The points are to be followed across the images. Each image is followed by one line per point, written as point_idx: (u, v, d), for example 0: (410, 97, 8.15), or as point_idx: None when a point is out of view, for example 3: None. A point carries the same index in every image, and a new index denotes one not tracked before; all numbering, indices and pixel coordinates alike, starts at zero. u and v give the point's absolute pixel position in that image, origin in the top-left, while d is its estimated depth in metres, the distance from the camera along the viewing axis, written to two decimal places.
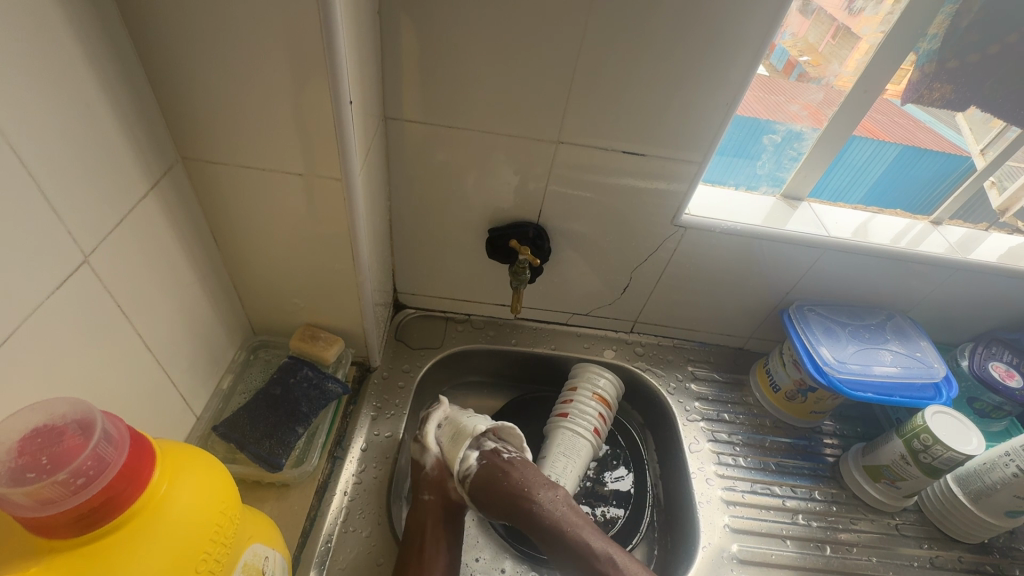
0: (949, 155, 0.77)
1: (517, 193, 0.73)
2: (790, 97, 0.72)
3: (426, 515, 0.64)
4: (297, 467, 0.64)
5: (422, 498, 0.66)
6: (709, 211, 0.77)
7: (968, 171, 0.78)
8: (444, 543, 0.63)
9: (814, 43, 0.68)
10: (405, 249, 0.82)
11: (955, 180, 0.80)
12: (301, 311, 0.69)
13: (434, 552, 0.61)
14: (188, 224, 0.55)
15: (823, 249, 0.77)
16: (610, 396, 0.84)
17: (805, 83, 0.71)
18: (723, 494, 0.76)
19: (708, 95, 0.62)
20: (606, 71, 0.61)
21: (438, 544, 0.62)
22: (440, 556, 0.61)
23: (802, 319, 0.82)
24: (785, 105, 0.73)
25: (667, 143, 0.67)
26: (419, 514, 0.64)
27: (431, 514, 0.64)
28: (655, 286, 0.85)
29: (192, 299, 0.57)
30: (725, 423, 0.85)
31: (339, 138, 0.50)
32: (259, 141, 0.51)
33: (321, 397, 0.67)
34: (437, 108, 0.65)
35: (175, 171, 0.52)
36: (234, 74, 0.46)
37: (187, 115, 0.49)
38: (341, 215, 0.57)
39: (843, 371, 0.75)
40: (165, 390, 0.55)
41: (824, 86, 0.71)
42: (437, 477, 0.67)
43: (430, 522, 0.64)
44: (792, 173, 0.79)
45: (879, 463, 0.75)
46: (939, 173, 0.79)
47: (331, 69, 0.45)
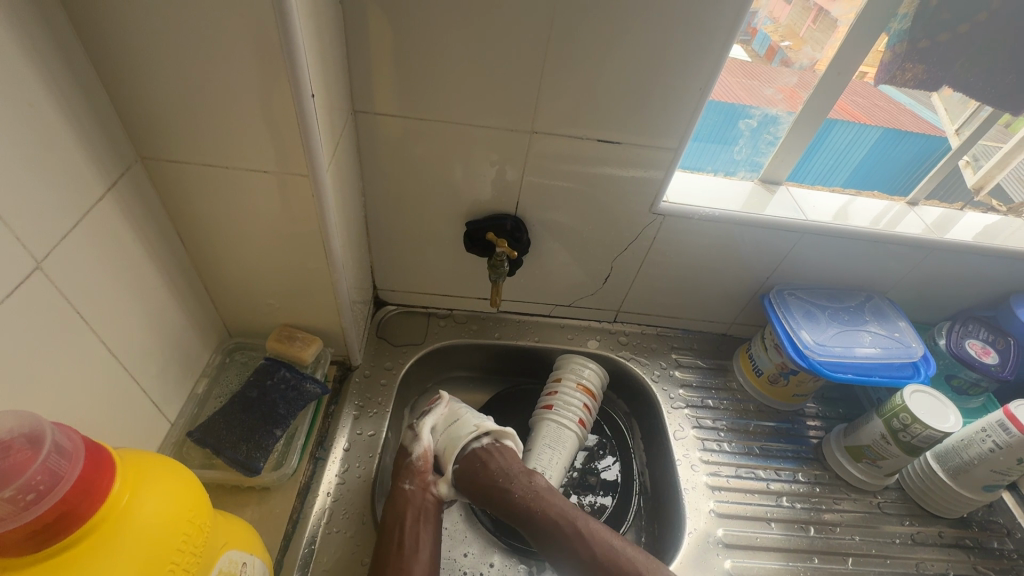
0: (927, 137, 0.78)
1: (493, 185, 0.72)
2: (771, 82, 0.73)
3: (404, 508, 0.63)
4: (277, 470, 0.63)
5: (402, 489, 0.65)
6: (688, 198, 0.76)
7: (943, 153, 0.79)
8: (424, 533, 0.62)
9: (795, 27, 0.69)
10: (383, 246, 0.81)
11: (933, 163, 0.81)
12: (276, 312, 0.68)
13: (413, 545, 0.60)
14: (152, 226, 0.53)
15: (802, 233, 0.77)
16: (595, 386, 0.84)
17: (788, 67, 0.72)
18: (708, 480, 0.76)
19: (681, 80, 0.62)
20: (578, 58, 0.60)
21: (419, 537, 0.61)
22: (422, 548, 0.60)
23: (783, 304, 0.82)
24: (768, 90, 0.73)
25: (642, 130, 0.66)
26: (397, 507, 0.64)
27: (412, 507, 0.64)
28: (636, 275, 0.85)
29: (160, 303, 0.56)
30: (710, 409, 0.85)
31: (304, 134, 0.48)
32: (221, 138, 0.49)
33: (299, 398, 0.65)
34: (408, 100, 0.64)
35: (135, 171, 0.50)
36: (188, 68, 0.44)
37: (143, 112, 0.47)
38: (311, 213, 0.55)
39: (823, 354, 0.76)
40: (135, 397, 0.53)
41: (806, 70, 0.71)
42: (421, 470, 0.68)
43: (410, 515, 0.63)
44: (769, 158, 0.79)
45: (860, 444, 0.76)
46: (917, 156, 0.80)
47: (290, 60, 0.43)
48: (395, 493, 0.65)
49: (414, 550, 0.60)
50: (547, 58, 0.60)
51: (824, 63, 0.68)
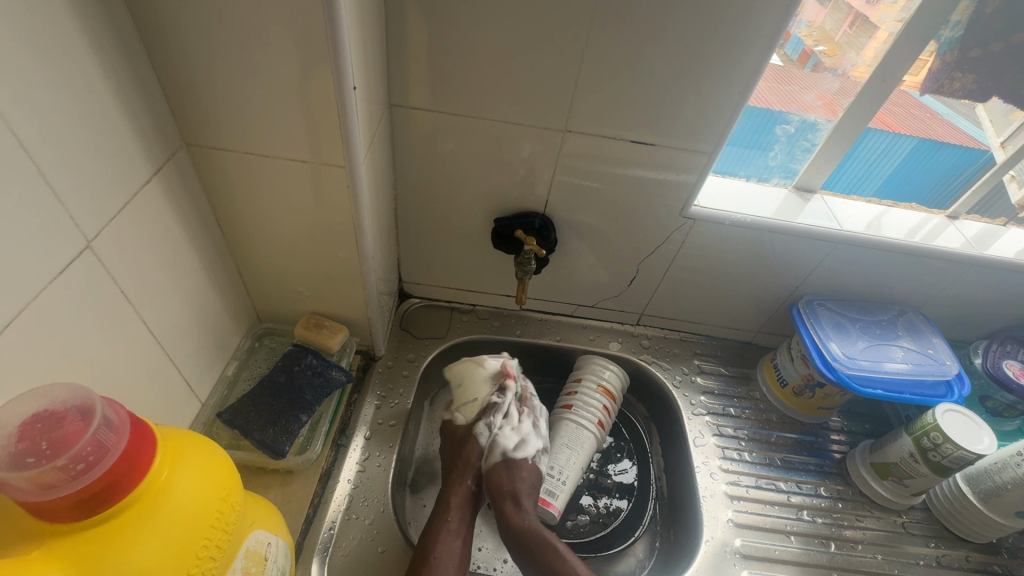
0: (968, 148, 0.74)
1: (523, 183, 0.73)
2: (801, 87, 0.71)
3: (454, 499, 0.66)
4: (301, 454, 0.64)
5: (461, 484, 0.68)
6: (719, 203, 0.76)
7: (984, 164, 0.76)
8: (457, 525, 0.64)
9: (831, 31, 0.66)
10: (411, 239, 0.82)
11: (972, 174, 0.77)
12: (306, 300, 0.69)
13: (455, 530, 0.64)
14: (192, 210, 0.54)
15: (835, 243, 0.76)
16: (615, 389, 0.84)
17: (820, 73, 0.69)
18: (727, 489, 0.76)
19: (721, 83, 0.61)
20: (616, 58, 0.59)
21: (460, 527, 0.64)
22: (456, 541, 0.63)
23: (812, 314, 0.81)
24: (798, 96, 0.71)
25: (677, 132, 0.65)
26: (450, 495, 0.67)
27: (459, 503, 0.66)
28: (662, 278, 0.84)
29: (195, 286, 0.57)
30: (731, 418, 0.84)
31: (342, 125, 0.49)
32: (262, 126, 0.50)
33: (326, 385, 0.65)
34: (443, 95, 0.64)
35: (179, 156, 0.52)
36: (235, 57, 0.45)
37: (191, 100, 0.48)
38: (345, 204, 0.56)
39: (853, 368, 0.74)
40: (170, 377, 0.55)
41: (841, 76, 0.69)
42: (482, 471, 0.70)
43: (459, 506, 0.66)
44: (805, 166, 0.77)
45: (887, 461, 0.74)
46: (956, 167, 0.77)
47: (334, 52, 0.44)
48: (454, 484, 0.68)
49: (455, 536, 0.63)
50: (585, 58, 0.59)
51: (865, 73, 0.67)
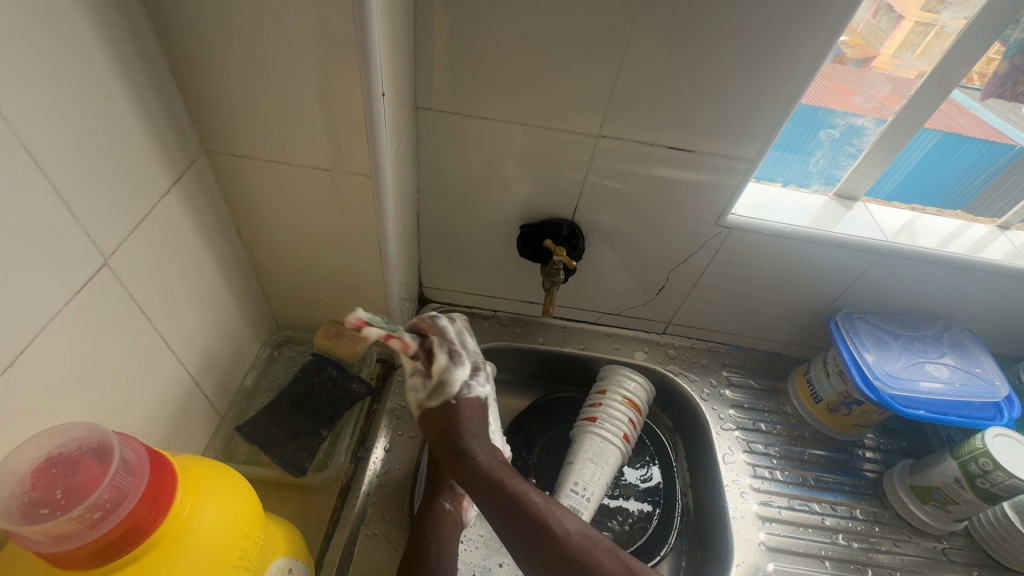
0: (993, 144, 0.69)
1: (552, 188, 0.70)
2: (823, 76, 0.66)
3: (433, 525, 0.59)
4: (320, 471, 0.62)
5: (439, 505, 0.60)
6: (756, 210, 0.72)
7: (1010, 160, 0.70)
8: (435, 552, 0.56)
9: (856, 22, 0.61)
10: (432, 244, 0.79)
11: (995, 171, 0.72)
12: (326, 309, 0.67)
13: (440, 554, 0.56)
14: (212, 219, 0.52)
15: (880, 255, 0.72)
16: (640, 401, 0.81)
17: (839, 65, 0.66)
18: (758, 509, 0.73)
19: (768, 86, 0.57)
20: (656, 59, 0.56)
21: (443, 553, 0.57)
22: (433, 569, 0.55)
23: (851, 327, 0.77)
24: (819, 87, 0.67)
25: (717, 137, 0.62)
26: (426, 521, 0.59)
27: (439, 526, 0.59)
28: (693, 287, 0.81)
29: (214, 296, 0.55)
30: (762, 434, 0.81)
31: (370, 133, 0.46)
32: (285, 133, 0.48)
33: (345, 398, 0.62)
34: (472, 98, 0.61)
35: (199, 164, 0.49)
36: (258, 61, 0.42)
37: (211, 106, 0.46)
38: (369, 213, 0.54)
39: (895, 387, 0.70)
40: (189, 391, 0.53)
41: (861, 67, 0.66)
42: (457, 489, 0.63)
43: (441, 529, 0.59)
44: (848, 171, 0.73)
45: (929, 485, 0.71)
46: (979, 163, 0.71)
47: (363, 56, 0.41)
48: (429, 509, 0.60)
49: (441, 562, 0.56)
50: (624, 60, 0.56)
51: (890, 68, 0.65)
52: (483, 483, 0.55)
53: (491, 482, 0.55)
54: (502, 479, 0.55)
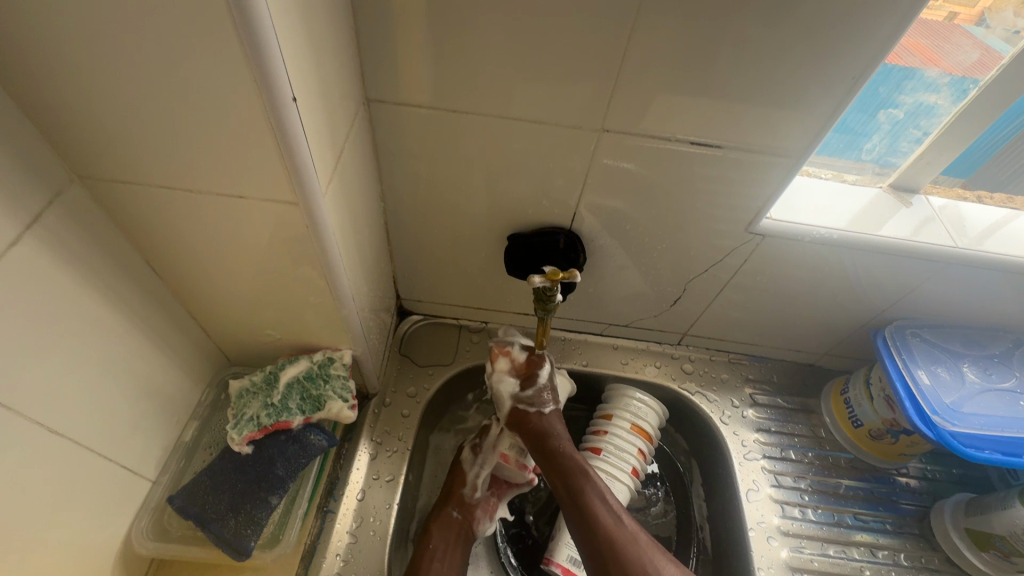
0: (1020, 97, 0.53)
1: (541, 192, 0.57)
2: None
3: (447, 530, 0.61)
4: (272, 546, 0.54)
5: (447, 515, 0.62)
6: (795, 211, 0.59)
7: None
8: (446, 558, 0.59)
9: None
10: (406, 254, 0.68)
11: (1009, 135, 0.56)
12: (277, 344, 0.57)
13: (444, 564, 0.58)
14: (106, 263, 0.42)
15: (947, 263, 0.59)
16: (650, 426, 0.71)
17: None
18: (788, 558, 0.64)
19: (822, 64, 0.44)
20: (666, 33, 0.43)
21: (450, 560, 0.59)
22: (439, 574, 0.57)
23: (902, 344, 0.65)
24: None
25: (752, 127, 0.49)
26: (439, 528, 0.61)
27: (452, 533, 0.61)
28: (714, 297, 0.69)
29: (123, 351, 0.45)
30: (791, 464, 0.71)
31: (285, 149, 0.35)
32: (178, 154, 0.36)
33: (302, 454, 0.53)
34: (437, 87, 0.48)
35: (76, 196, 0.38)
36: (113, 59, 0.30)
37: (69, 122, 0.34)
38: (306, 243, 0.43)
39: (957, 423, 0.60)
40: (97, 467, 0.44)
41: None
42: (469, 499, 0.64)
43: (450, 536, 0.61)
44: (909, 159, 0.60)
45: (989, 532, 0.62)
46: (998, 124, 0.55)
47: (251, 42, 0.29)
48: (439, 515, 0.62)
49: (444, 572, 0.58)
50: (623, 33, 0.43)
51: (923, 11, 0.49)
52: (565, 490, 0.58)
53: (572, 482, 0.58)
54: (577, 471, 0.59)
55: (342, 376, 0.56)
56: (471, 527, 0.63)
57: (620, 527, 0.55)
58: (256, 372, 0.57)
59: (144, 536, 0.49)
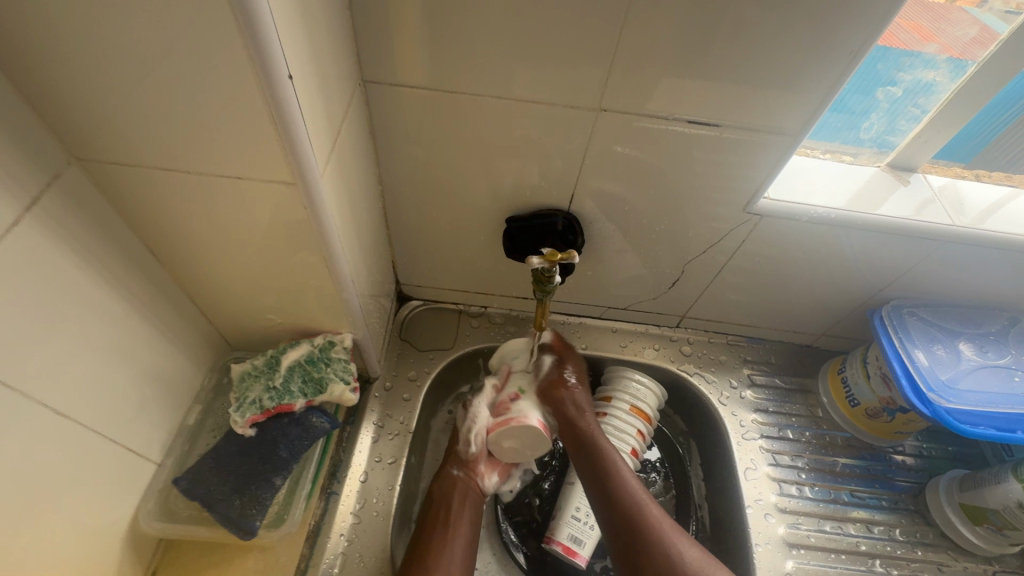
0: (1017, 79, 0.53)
1: (539, 174, 0.57)
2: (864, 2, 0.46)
3: (453, 489, 0.63)
4: (276, 526, 0.54)
5: (450, 475, 0.64)
6: (793, 191, 0.59)
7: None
8: (454, 520, 0.60)
9: None
10: (405, 238, 0.68)
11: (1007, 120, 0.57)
12: (278, 328, 0.57)
13: (456, 521, 0.60)
14: (105, 246, 0.42)
15: (944, 242, 0.59)
16: (650, 408, 0.71)
17: None
18: (785, 534, 0.65)
19: (819, 41, 0.44)
20: (662, 10, 0.43)
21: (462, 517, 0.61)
22: (449, 537, 0.59)
23: (899, 324, 0.65)
24: None
25: (751, 106, 0.49)
26: (443, 488, 0.63)
27: (459, 490, 0.63)
28: (712, 279, 0.70)
29: (125, 335, 0.45)
30: (788, 443, 0.72)
31: (281, 130, 0.35)
32: (175, 135, 0.36)
33: (306, 436, 0.53)
34: (432, 67, 0.48)
35: (74, 179, 0.38)
36: (104, 37, 0.30)
37: (64, 103, 0.34)
38: (305, 225, 0.43)
39: (953, 400, 0.60)
40: (102, 450, 0.44)
41: None
42: (470, 458, 0.65)
43: (456, 496, 0.62)
44: (908, 137, 0.60)
45: (983, 506, 0.63)
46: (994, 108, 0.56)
47: (243, 16, 0.29)
48: (442, 476, 0.64)
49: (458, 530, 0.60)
50: (619, 11, 0.43)
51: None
52: (592, 465, 0.61)
53: (598, 458, 0.61)
54: (603, 449, 0.62)
55: (343, 360, 0.57)
56: (478, 483, 0.64)
57: (643, 500, 0.59)
58: (258, 356, 0.57)
59: (150, 517, 0.50)
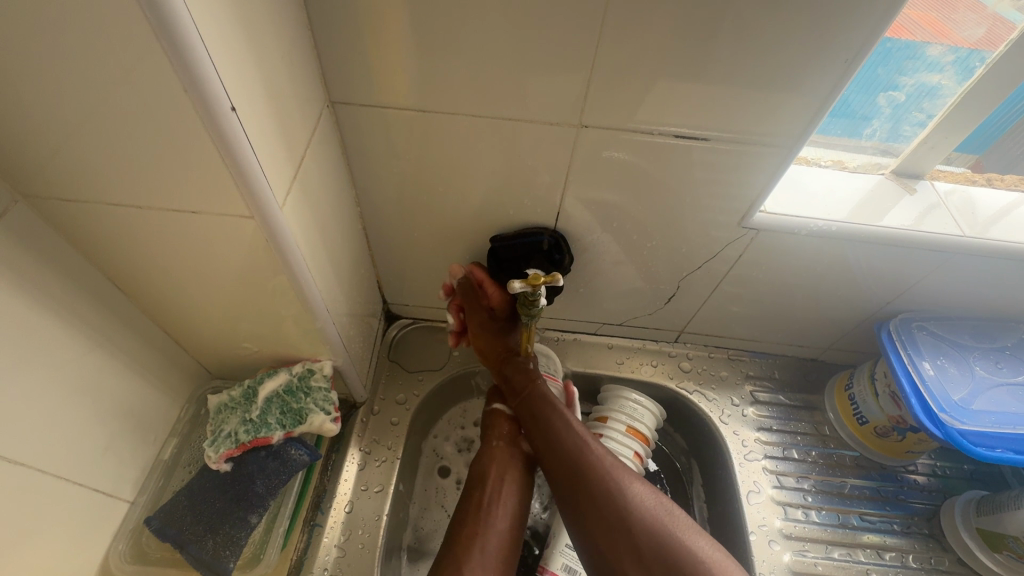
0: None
1: (521, 191, 0.55)
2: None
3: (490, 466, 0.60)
4: (254, 565, 0.53)
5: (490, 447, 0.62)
6: (791, 204, 0.56)
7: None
8: (499, 494, 0.58)
9: None
10: (388, 258, 0.66)
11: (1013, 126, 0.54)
12: (255, 357, 0.55)
13: (495, 500, 0.57)
14: (62, 285, 0.40)
15: (954, 254, 0.56)
16: (648, 429, 0.68)
17: None
18: (791, 562, 0.62)
19: (810, 47, 0.41)
20: (637, 22, 0.40)
21: (505, 496, 0.58)
22: (493, 516, 0.56)
23: (907, 338, 0.62)
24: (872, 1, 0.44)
25: (742, 116, 0.46)
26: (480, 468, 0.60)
27: (498, 464, 0.60)
28: (708, 294, 0.67)
29: (91, 374, 0.44)
30: (794, 463, 0.69)
31: (234, 162, 0.33)
32: (122, 171, 0.34)
33: (282, 470, 0.51)
34: (403, 86, 0.46)
35: (24, 217, 0.37)
36: (33, 71, 0.28)
37: (5, 143, 0.33)
38: (271, 255, 0.41)
39: (966, 420, 0.57)
40: (67, 493, 0.43)
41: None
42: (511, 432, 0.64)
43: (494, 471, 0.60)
44: (912, 143, 0.57)
45: (1002, 532, 0.59)
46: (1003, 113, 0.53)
47: (177, 46, 0.27)
48: (482, 455, 0.62)
49: (495, 512, 0.56)
50: (592, 24, 0.41)
51: None
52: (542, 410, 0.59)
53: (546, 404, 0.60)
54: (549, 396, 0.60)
55: (323, 388, 0.54)
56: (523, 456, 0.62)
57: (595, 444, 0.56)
58: (235, 386, 0.55)
59: (120, 559, 0.48)
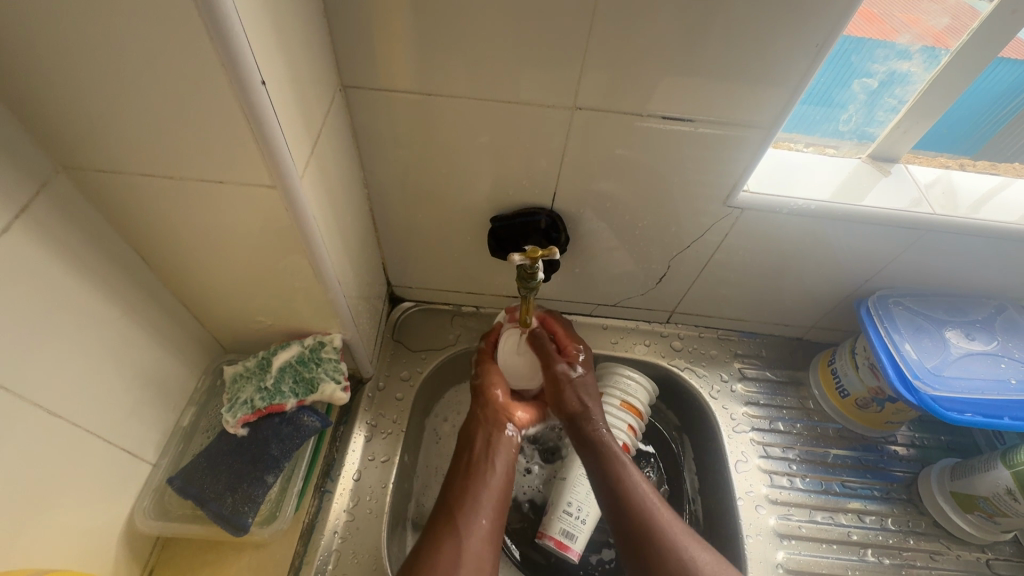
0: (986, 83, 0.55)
1: (520, 173, 0.58)
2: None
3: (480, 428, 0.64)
4: (269, 524, 0.56)
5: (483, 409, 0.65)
6: (773, 184, 0.60)
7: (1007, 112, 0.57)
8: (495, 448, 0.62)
9: None
10: (393, 240, 0.69)
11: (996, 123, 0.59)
12: (268, 331, 0.58)
13: (488, 456, 0.61)
14: (94, 252, 0.43)
15: (926, 231, 0.59)
16: (641, 403, 0.72)
17: None
18: (776, 525, 0.65)
19: (786, 33, 0.44)
20: (627, 10, 0.44)
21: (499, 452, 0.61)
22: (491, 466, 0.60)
23: (885, 314, 0.66)
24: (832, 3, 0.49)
25: (724, 100, 0.50)
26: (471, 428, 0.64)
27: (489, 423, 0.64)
28: (697, 274, 0.70)
29: (118, 339, 0.47)
30: (780, 435, 0.72)
31: (257, 134, 0.36)
32: (155, 143, 0.37)
33: (295, 435, 0.54)
34: (409, 71, 0.49)
35: (62, 187, 0.40)
36: (82, 47, 0.31)
37: (51, 117, 0.36)
38: (288, 227, 0.44)
39: (938, 388, 0.60)
40: (96, 450, 0.46)
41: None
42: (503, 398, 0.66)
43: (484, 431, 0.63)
44: (886, 128, 0.60)
45: (974, 494, 0.63)
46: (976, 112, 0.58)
47: (211, 25, 0.30)
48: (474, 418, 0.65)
49: (490, 466, 0.60)
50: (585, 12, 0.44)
51: None
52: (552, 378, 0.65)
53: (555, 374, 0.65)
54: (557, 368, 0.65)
55: (333, 359, 0.57)
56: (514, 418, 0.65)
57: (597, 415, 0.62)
58: (250, 358, 0.58)
59: (145, 515, 0.51)
